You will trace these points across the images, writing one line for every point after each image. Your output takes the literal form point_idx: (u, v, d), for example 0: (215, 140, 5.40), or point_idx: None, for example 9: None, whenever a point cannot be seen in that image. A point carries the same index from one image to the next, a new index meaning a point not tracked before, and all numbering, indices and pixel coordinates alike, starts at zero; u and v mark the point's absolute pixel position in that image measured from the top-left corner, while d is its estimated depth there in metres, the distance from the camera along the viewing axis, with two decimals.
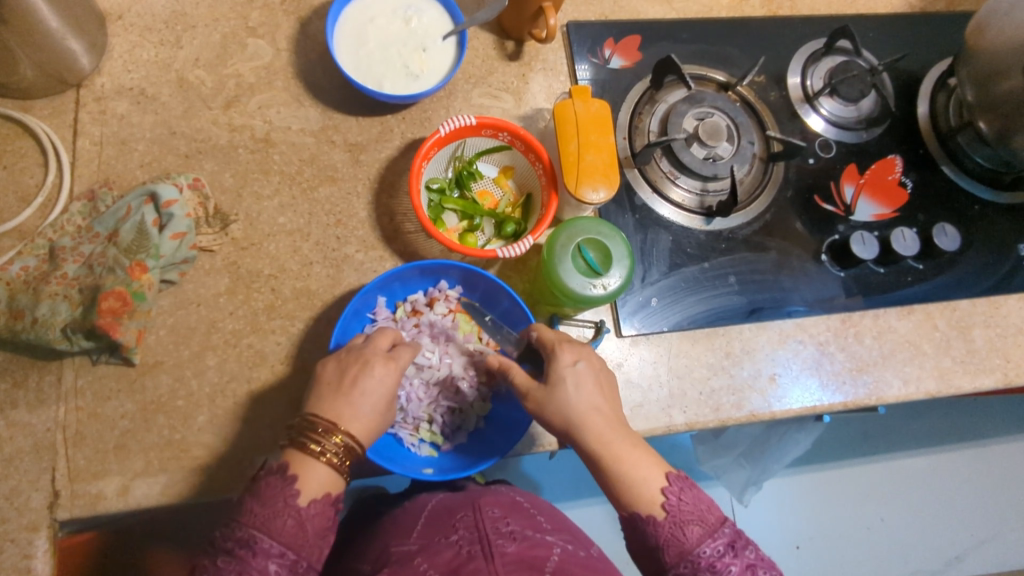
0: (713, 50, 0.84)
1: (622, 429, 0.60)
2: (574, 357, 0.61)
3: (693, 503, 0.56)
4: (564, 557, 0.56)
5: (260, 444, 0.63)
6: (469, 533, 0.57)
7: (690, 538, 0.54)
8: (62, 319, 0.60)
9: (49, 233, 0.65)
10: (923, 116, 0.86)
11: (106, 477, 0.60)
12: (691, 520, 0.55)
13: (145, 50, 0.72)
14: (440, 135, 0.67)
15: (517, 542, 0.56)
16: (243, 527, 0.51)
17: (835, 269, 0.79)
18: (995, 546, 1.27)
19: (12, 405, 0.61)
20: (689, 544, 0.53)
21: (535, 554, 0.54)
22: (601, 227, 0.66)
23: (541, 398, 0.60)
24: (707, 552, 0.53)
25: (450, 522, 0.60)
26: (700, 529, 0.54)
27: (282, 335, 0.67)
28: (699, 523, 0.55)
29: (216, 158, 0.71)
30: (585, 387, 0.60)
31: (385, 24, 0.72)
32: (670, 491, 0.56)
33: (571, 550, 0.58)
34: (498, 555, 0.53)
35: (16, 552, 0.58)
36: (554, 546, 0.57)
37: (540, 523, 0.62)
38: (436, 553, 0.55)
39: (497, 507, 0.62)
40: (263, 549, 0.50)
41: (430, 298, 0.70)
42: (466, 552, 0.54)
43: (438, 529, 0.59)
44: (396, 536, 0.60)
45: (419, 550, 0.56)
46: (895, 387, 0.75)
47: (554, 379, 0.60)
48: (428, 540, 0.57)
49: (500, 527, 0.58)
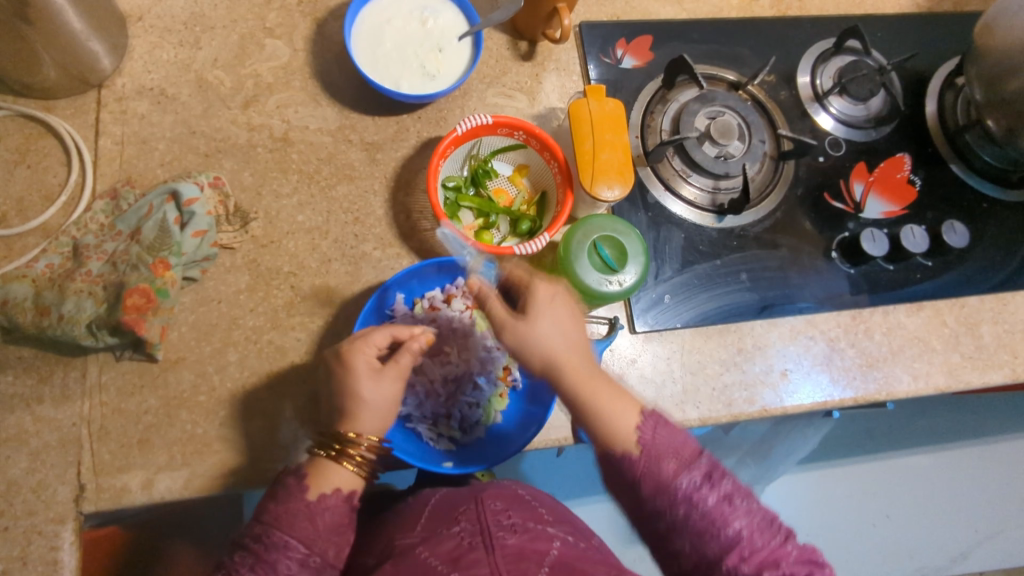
0: (724, 50, 0.85)
1: (597, 369, 0.59)
2: (552, 292, 0.60)
3: (666, 438, 0.54)
4: (565, 549, 0.56)
5: (283, 437, 0.65)
6: (472, 525, 0.57)
7: (664, 471, 0.52)
8: (88, 315, 0.61)
9: (73, 232, 0.66)
10: (930, 115, 0.87)
11: (130, 470, 0.61)
12: (665, 454, 0.53)
13: (164, 50, 0.73)
14: (457, 134, 0.69)
15: (519, 534, 0.56)
16: (261, 522, 0.53)
17: (845, 266, 0.80)
18: (999, 543, 1.28)
19: (38, 400, 0.62)
20: (665, 477, 0.52)
21: (536, 547, 0.55)
22: (616, 224, 0.67)
23: (522, 330, 0.58)
24: (683, 484, 0.51)
25: (453, 514, 0.60)
26: (675, 463, 0.52)
27: (301, 331, 0.68)
28: (673, 457, 0.53)
29: (235, 157, 0.72)
30: (561, 322, 0.59)
31: (402, 25, 0.73)
32: (642, 428, 0.55)
33: (572, 542, 0.58)
34: (499, 547, 0.54)
35: (43, 544, 0.59)
36: (555, 538, 0.57)
37: (541, 515, 0.61)
38: (438, 543, 0.55)
39: (499, 500, 0.62)
40: (276, 541, 0.51)
41: (447, 295, 0.72)
42: (468, 542, 0.55)
43: (441, 521, 0.59)
44: (401, 529, 0.60)
45: (421, 541, 0.57)
46: (905, 382, 0.76)
47: (532, 314, 0.59)
48: (430, 532, 0.58)
49: (502, 520, 0.58)
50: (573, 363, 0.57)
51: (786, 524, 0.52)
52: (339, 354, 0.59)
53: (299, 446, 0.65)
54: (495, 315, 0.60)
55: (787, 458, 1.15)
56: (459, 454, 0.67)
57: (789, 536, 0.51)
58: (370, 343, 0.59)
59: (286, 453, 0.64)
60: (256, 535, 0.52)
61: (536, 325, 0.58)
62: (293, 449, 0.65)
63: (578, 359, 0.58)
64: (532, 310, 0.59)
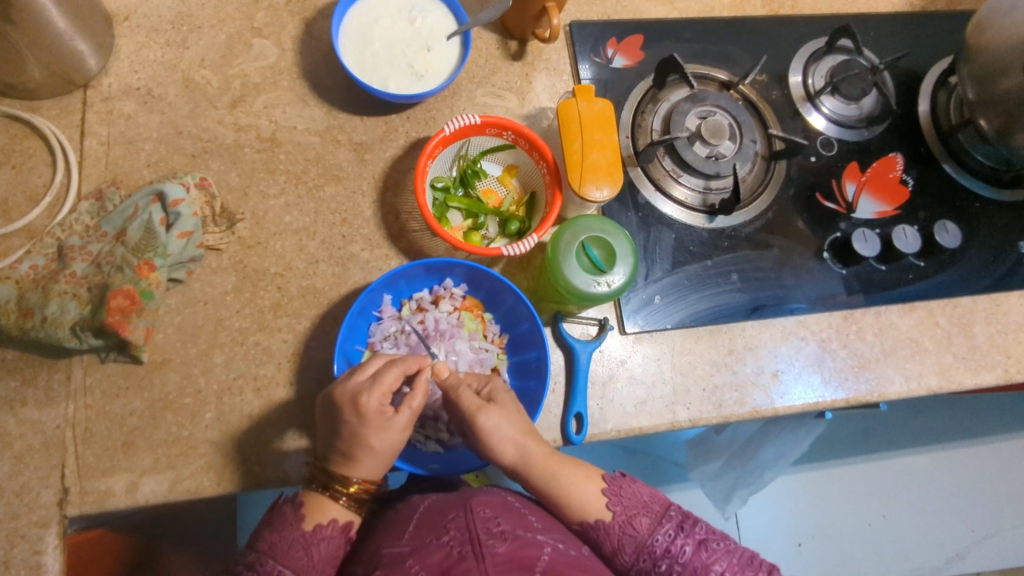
0: (716, 50, 0.85)
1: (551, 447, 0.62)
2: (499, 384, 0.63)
3: (634, 497, 0.61)
4: (555, 557, 0.56)
5: (268, 440, 0.64)
6: (461, 534, 0.56)
7: (642, 531, 0.59)
8: (72, 318, 0.61)
9: (58, 233, 0.65)
10: (924, 114, 0.87)
11: (115, 473, 0.61)
12: (638, 514, 0.60)
13: (151, 50, 0.73)
14: (445, 134, 0.68)
15: (508, 541, 0.55)
16: (255, 550, 0.56)
17: (837, 267, 0.79)
18: (995, 544, 1.28)
19: (22, 403, 0.61)
20: (642, 536, 0.59)
21: (526, 554, 0.54)
22: (604, 225, 0.67)
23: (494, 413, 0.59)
24: (660, 538, 0.59)
25: (442, 522, 0.59)
26: (648, 519, 0.60)
27: (288, 333, 0.67)
28: (645, 514, 0.60)
29: (222, 158, 0.71)
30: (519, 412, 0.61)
31: (389, 24, 0.73)
32: (609, 492, 0.61)
33: (562, 549, 0.58)
34: (489, 556, 0.53)
35: (26, 548, 0.58)
36: (545, 545, 0.57)
37: (531, 522, 0.61)
38: (427, 553, 0.55)
39: (488, 507, 0.61)
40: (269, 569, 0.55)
41: (435, 296, 0.71)
42: (458, 552, 0.54)
43: (430, 528, 0.58)
44: (389, 537, 0.59)
45: (411, 551, 0.56)
46: (897, 383, 0.75)
47: (501, 399, 0.60)
48: (419, 541, 0.57)
49: (491, 527, 0.57)
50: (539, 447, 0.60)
51: (756, 556, 0.62)
52: (353, 400, 0.57)
53: (284, 449, 0.64)
54: (464, 402, 0.60)
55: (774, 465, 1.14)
56: (446, 457, 0.67)
57: (764, 564, 0.61)
58: (381, 386, 0.57)
59: (271, 455, 0.64)
60: (251, 563, 0.56)
61: (496, 416, 0.59)
62: (279, 453, 0.64)
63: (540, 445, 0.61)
64: (496, 400, 0.60)
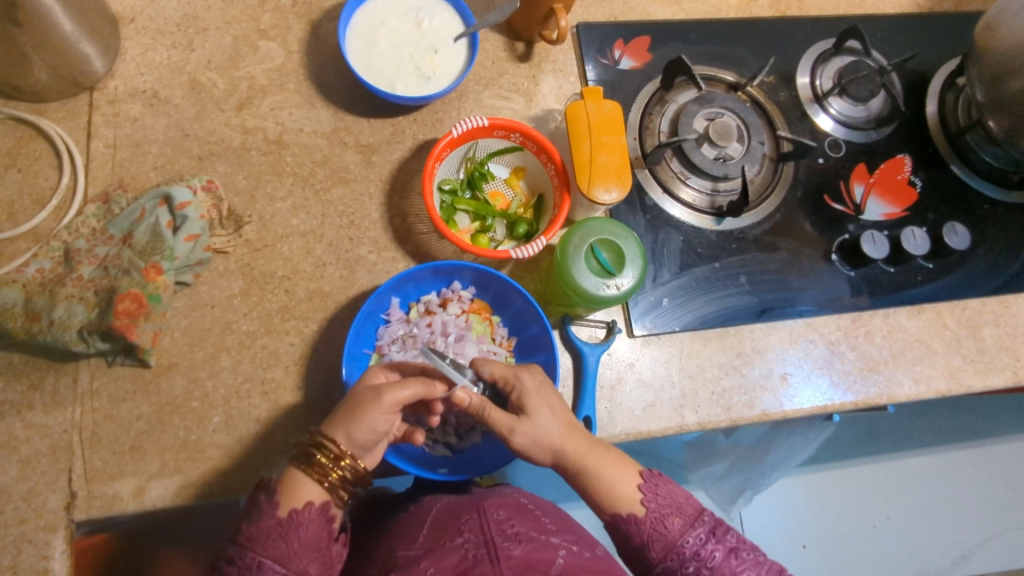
0: (723, 51, 0.84)
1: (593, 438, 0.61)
2: (539, 378, 0.61)
3: (669, 497, 0.58)
4: (570, 560, 0.55)
5: (276, 444, 0.64)
6: (475, 536, 0.56)
7: (672, 530, 0.56)
8: (79, 321, 0.61)
9: (64, 236, 0.65)
10: (931, 115, 0.86)
11: (122, 478, 0.61)
12: (670, 513, 0.57)
13: (157, 52, 0.73)
14: (452, 137, 0.68)
15: (523, 544, 0.55)
16: (236, 543, 0.52)
17: (846, 269, 0.79)
18: (1001, 546, 1.27)
19: (29, 408, 0.61)
20: (672, 536, 0.56)
21: (541, 557, 0.54)
22: (614, 228, 0.67)
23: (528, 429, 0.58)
24: (691, 541, 0.55)
25: (455, 524, 0.58)
26: (679, 521, 0.57)
27: (295, 336, 0.67)
28: (678, 514, 0.57)
29: (229, 160, 0.71)
30: (556, 412, 0.60)
31: (396, 26, 0.72)
32: (645, 489, 0.58)
33: (576, 552, 0.57)
34: (504, 559, 0.53)
35: (34, 553, 0.58)
36: (560, 548, 0.57)
37: (545, 525, 0.60)
38: (441, 556, 0.54)
39: (501, 510, 0.61)
40: (249, 562, 0.51)
41: (443, 299, 0.71)
42: (473, 555, 0.54)
43: (444, 531, 0.58)
44: (402, 540, 0.59)
45: (424, 554, 0.55)
46: (906, 386, 0.75)
47: (531, 408, 0.59)
48: (433, 544, 0.56)
49: (505, 530, 0.57)
50: (578, 445, 0.59)
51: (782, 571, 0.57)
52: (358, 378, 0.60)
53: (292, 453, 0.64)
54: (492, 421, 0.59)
55: (778, 464, 1.12)
56: (454, 461, 0.67)
57: None
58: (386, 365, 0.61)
59: (279, 459, 0.63)
60: (231, 556, 0.52)
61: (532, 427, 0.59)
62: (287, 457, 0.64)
63: (584, 439, 0.60)
64: (526, 412, 0.59)
